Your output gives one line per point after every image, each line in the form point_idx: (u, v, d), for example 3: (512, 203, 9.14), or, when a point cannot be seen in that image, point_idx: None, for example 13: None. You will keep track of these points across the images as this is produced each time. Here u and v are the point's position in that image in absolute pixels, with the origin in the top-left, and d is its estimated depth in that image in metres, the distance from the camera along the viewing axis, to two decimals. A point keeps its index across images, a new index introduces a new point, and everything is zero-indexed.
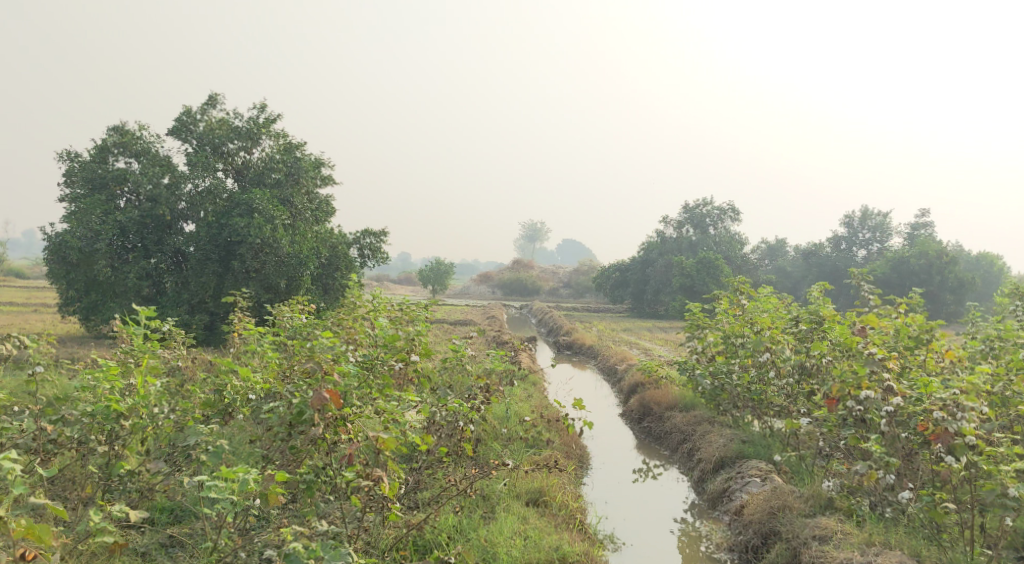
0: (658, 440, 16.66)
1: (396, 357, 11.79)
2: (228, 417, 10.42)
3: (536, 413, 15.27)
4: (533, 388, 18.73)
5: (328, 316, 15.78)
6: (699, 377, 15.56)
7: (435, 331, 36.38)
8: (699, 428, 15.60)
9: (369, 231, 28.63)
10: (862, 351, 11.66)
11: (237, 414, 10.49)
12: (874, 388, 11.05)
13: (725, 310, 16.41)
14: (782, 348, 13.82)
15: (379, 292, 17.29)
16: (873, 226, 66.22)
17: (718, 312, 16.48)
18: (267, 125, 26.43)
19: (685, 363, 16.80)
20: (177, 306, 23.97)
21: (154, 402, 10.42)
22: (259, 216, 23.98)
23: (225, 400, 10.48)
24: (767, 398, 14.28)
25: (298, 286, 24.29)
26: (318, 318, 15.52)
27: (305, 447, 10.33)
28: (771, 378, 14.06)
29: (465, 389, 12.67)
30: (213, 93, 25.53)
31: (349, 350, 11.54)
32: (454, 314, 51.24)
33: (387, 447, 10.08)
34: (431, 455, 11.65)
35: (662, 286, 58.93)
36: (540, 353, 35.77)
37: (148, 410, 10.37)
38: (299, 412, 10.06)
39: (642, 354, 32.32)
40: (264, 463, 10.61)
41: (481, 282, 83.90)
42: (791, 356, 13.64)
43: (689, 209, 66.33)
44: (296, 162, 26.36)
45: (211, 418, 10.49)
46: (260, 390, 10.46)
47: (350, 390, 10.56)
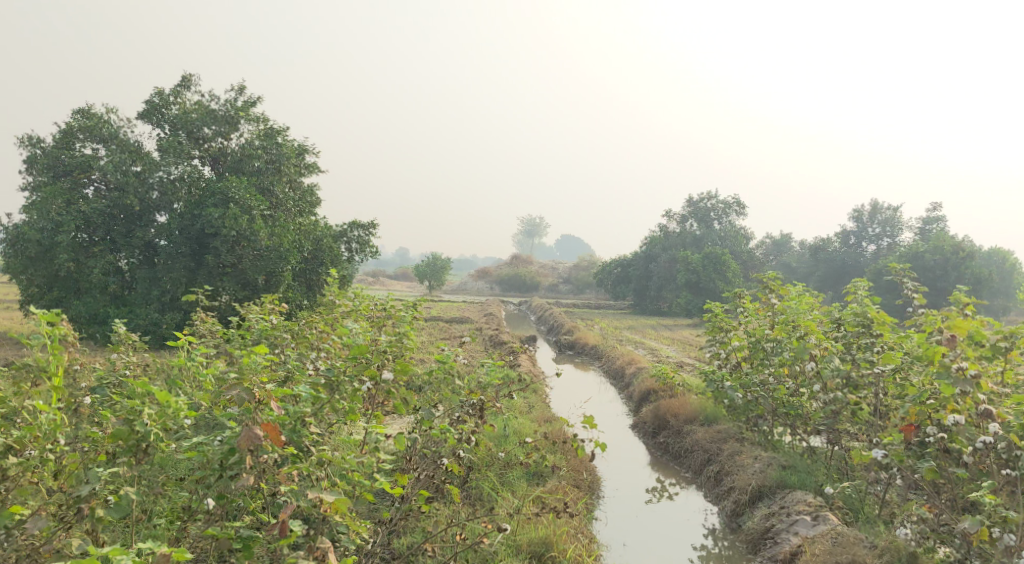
0: (677, 458, 14.69)
1: (364, 376, 9.74)
2: (139, 456, 9.00)
3: (538, 433, 13.33)
4: (534, 399, 16.78)
5: (300, 320, 13.81)
6: (727, 390, 13.26)
7: (429, 330, 34.41)
8: (727, 447, 13.64)
9: (356, 223, 26.67)
10: (949, 366, 9.55)
11: (151, 452, 9.04)
12: (963, 412, 9.43)
13: (754, 310, 14.44)
14: (830, 356, 11.85)
15: (362, 293, 15.32)
16: (882, 221, 64.19)
17: (745, 313, 14.51)
18: (245, 109, 24.39)
19: (708, 373, 14.62)
20: (147, 304, 22.11)
21: (49, 437, 9.17)
22: (235, 207, 22.02)
23: (136, 433, 8.91)
24: (805, 413, 12.49)
25: (277, 282, 22.32)
26: (288, 321, 13.55)
27: (235, 495, 8.90)
28: (814, 392, 12.13)
29: (453, 409, 10.76)
30: (187, 73, 23.48)
31: (310, 364, 9.85)
32: (451, 311, 49.18)
33: (337, 510, 8.61)
34: (406, 499, 9.91)
35: (666, 282, 57.01)
36: (540, 353, 33.82)
37: (41, 448, 9.11)
38: (228, 451, 8.68)
39: (649, 355, 30.33)
40: (188, 514, 9.29)
41: (479, 278, 81.91)
42: (837, 365, 11.77)
43: (693, 203, 64.31)
44: (277, 148, 24.31)
45: (120, 456, 9.04)
46: (184, 418, 9.07)
47: (295, 423, 9.03)
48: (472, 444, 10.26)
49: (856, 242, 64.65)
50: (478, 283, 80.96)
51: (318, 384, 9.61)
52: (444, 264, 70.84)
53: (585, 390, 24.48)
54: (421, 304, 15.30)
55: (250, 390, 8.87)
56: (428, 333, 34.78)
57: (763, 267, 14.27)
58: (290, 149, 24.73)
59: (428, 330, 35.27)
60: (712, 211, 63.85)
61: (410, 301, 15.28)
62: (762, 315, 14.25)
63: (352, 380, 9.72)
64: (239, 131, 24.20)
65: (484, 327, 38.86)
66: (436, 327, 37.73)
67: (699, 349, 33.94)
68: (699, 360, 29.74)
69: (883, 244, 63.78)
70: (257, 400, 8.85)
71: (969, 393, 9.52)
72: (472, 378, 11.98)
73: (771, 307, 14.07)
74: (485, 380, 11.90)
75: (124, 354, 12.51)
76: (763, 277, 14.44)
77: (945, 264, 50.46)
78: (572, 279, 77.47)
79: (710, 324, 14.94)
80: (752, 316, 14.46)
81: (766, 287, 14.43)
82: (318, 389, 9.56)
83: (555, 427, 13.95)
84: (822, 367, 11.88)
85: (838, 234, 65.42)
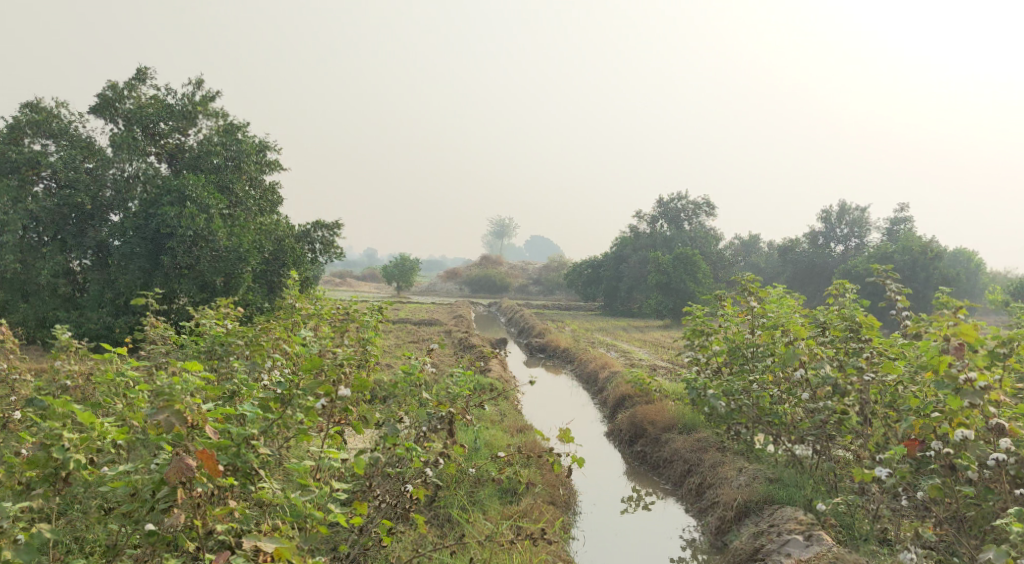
0: (655, 469, 14.03)
1: (318, 393, 9.12)
2: (57, 484, 8.89)
3: (511, 445, 12.59)
4: (505, 407, 16.05)
5: (257, 325, 13.00)
6: (710, 399, 12.43)
7: (396, 334, 33.57)
8: (709, 458, 12.99)
9: (321, 223, 25.81)
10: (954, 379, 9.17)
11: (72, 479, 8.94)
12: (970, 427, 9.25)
13: (736, 314, 13.85)
14: (820, 363, 11.28)
15: (323, 297, 14.52)
16: (851, 221, 64.20)
17: (727, 317, 13.92)
18: (204, 103, 23.46)
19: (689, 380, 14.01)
20: (100, 307, 21.12)
21: None
22: (192, 206, 21.14)
23: (55, 459, 8.83)
24: (792, 422, 11.86)
25: (237, 284, 21.41)
26: (243, 327, 12.73)
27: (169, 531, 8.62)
28: (802, 400, 11.54)
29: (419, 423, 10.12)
30: (142, 66, 22.51)
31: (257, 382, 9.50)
32: (419, 314, 48.29)
33: (280, 555, 8.40)
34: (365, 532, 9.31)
35: (636, 283, 56.57)
36: (510, 357, 33.11)
37: None
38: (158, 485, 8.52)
39: (621, 358, 29.73)
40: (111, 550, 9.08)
41: (448, 279, 81.04)
42: (828, 373, 11.20)
43: (663, 204, 63.95)
44: (237, 145, 23.42)
45: (37, 483, 8.89)
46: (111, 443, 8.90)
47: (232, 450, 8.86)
48: (440, 461, 9.55)
49: (825, 242, 64.60)
50: (446, 284, 80.11)
51: (261, 404, 9.20)
52: (412, 265, 69.94)
53: (556, 396, 23.80)
54: (386, 309, 14.54)
55: (183, 415, 8.62)
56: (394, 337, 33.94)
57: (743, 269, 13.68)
58: (250, 147, 23.83)
59: (394, 333, 34.43)
60: (682, 212, 63.52)
61: (375, 306, 14.50)
62: (743, 319, 13.66)
63: (303, 397, 9.22)
64: (198, 127, 23.25)
65: (452, 329, 38.08)
66: (403, 330, 36.90)
67: (671, 352, 33.40)
68: (672, 364, 29.17)
69: (851, 244, 63.78)
70: (192, 427, 8.66)
71: (977, 405, 9.09)
72: (441, 389, 11.25)
73: (753, 310, 13.47)
74: (454, 391, 11.18)
75: (65, 363, 11.62)
76: (743, 279, 13.85)
77: (914, 265, 50.38)
78: (541, 280, 76.83)
79: (689, 329, 14.31)
80: (732, 320, 13.86)
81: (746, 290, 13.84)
82: (263, 408, 9.16)
83: (528, 438, 13.23)
84: (811, 374, 11.30)
85: (807, 235, 65.34)
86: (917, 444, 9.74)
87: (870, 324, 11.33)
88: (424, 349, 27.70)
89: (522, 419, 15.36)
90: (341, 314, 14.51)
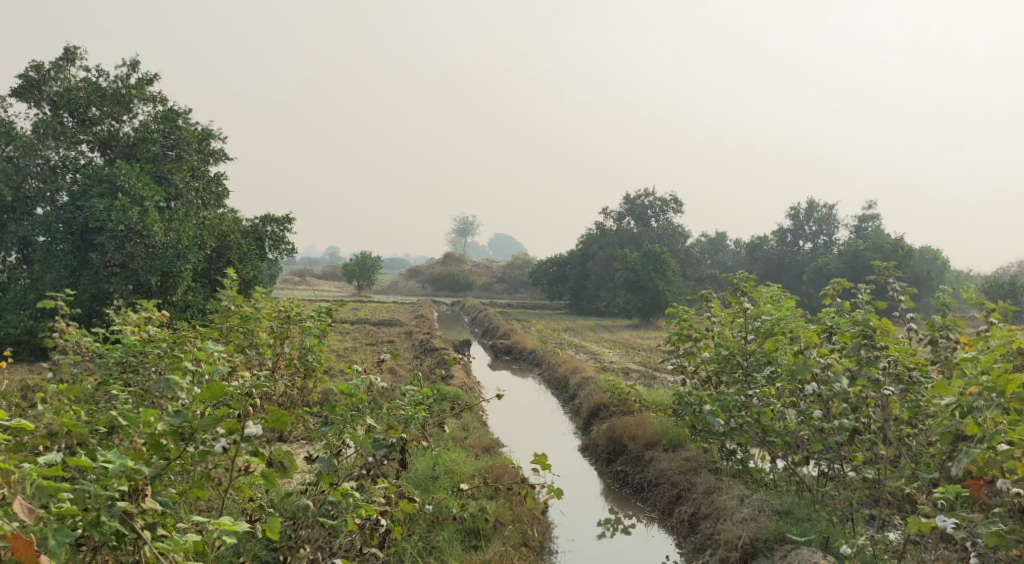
0: (639, 492, 12.45)
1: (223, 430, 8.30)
2: None
3: (477, 470, 10.99)
4: (470, 422, 14.45)
5: (181, 333, 11.30)
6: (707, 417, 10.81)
7: (354, 337, 31.81)
8: (702, 482, 11.41)
9: (270, 218, 24.00)
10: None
11: None
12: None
13: (728, 320, 12.51)
14: (835, 376, 9.93)
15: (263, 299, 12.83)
16: (819, 219, 63.24)
17: (718, 322, 12.56)
18: (140, 86, 21.57)
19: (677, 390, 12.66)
20: (21, 309, 19.22)
21: None
22: (125, 197, 19.36)
23: None
24: (803, 444, 10.39)
25: (175, 283, 19.59)
26: (165, 335, 11.04)
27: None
28: (815, 419, 10.09)
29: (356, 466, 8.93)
30: (70, 45, 20.60)
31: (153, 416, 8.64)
32: (380, 314, 46.43)
33: None
34: None
35: (603, 282, 55.22)
36: (474, 359, 31.50)
37: None
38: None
39: (591, 360, 28.15)
40: None
41: (411, 277, 79.20)
42: (845, 389, 9.86)
43: (630, 200, 62.66)
44: (177, 131, 21.58)
45: None
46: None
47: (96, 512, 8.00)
48: (383, 521, 8.36)
49: (793, 239, 63.52)
50: (409, 282, 78.26)
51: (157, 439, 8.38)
52: (374, 263, 68.03)
53: (523, 403, 22.20)
54: (336, 313, 12.91)
55: (32, 473, 7.85)
56: (352, 338, 32.20)
57: (737, 268, 12.34)
58: (192, 135, 22.05)
59: (352, 335, 32.63)
60: (650, 208, 62.23)
61: (321, 310, 12.85)
62: (735, 324, 12.35)
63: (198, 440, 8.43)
64: (134, 114, 21.41)
65: (414, 330, 36.37)
66: (361, 331, 35.11)
67: (643, 354, 31.91)
68: (645, 367, 27.69)
69: (820, 242, 62.75)
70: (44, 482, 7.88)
71: None
72: (390, 411, 9.71)
73: (746, 313, 12.14)
74: (408, 413, 9.61)
75: None
76: (736, 278, 12.50)
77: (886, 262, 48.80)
78: (506, 278, 75.27)
79: (673, 333, 12.96)
80: (721, 324, 12.54)
81: (738, 290, 12.52)
82: (155, 446, 8.35)
83: (496, 461, 11.65)
84: (825, 389, 9.96)
85: (775, 232, 64.31)
86: (985, 483, 8.44)
87: (883, 329, 10.12)
88: (383, 353, 26.00)
89: (489, 435, 13.78)
90: (284, 319, 12.82)
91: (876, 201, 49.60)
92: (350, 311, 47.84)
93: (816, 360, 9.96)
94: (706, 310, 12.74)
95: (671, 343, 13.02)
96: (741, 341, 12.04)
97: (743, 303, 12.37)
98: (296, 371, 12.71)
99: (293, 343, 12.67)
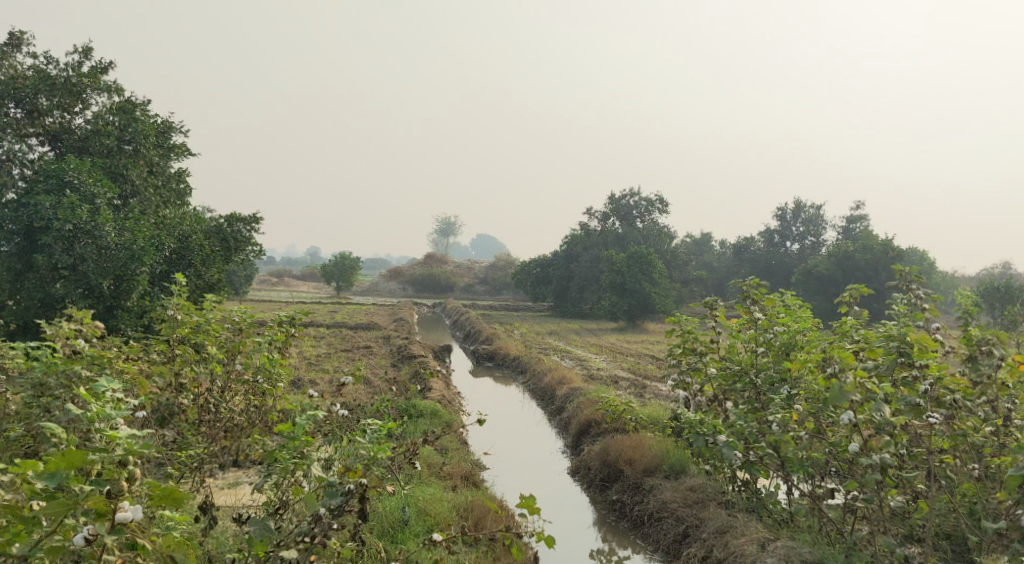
0: (639, 526, 11.12)
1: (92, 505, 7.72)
2: None
3: (452, 522, 9.59)
4: (449, 445, 13.08)
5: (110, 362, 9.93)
6: (723, 449, 9.40)
7: (329, 343, 30.35)
8: (713, 521, 10.07)
9: (237, 217, 22.50)
10: None
11: None
12: None
13: (740, 332, 11.21)
14: (876, 401, 8.39)
15: (212, 309, 11.43)
16: (806, 219, 61.90)
17: (731, 335, 11.24)
18: (94, 76, 20.04)
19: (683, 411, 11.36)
20: None
21: None
22: (74, 194, 17.81)
23: None
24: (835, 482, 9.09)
25: (129, 287, 18.00)
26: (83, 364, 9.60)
27: None
28: (851, 452, 8.75)
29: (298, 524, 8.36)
30: (17, 30, 19.03)
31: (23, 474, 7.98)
32: (358, 317, 44.89)
33: None
34: None
35: (587, 283, 53.97)
36: (454, 366, 30.11)
37: None
38: None
39: (577, 368, 26.81)
40: None
41: (391, 279, 77.62)
42: (888, 417, 8.32)
43: (615, 200, 61.40)
44: (134, 124, 20.06)
45: None
46: None
47: None
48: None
49: (780, 240, 62.20)
50: (389, 283, 76.73)
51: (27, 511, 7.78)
52: (352, 264, 66.41)
53: (506, 414, 20.80)
54: (297, 320, 11.60)
55: None
56: (326, 344, 30.69)
57: (748, 275, 11.08)
58: (150, 127, 20.56)
59: (326, 341, 31.15)
60: (635, 208, 60.98)
61: (279, 318, 11.54)
62: (745, 335, 11.13)
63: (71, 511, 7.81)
64: (88, 104, 19.85)
65: (392, 335, 34.94)
66: (336, 337, 33.59)
67: (631, 360, 30.60)
68: (633, 375, 26.38)
69: (807, 243, 61.46)
70: None
71: None
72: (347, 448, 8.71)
73: (759, 324, 10.93)
74: (370, 453, 8.60)
75: None
76: (746, 284, 11.28)
77: (876, 265, 46.89)
78: (488, 279, 73.91)
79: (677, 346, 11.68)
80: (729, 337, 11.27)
81: (747, 296, 11.30)
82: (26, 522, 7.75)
83: (475, 502, 10.27)
84: (866, 416, 8.39)
85: (761, 233, 63.00)
86: None
87: (922, 345, 8.89)
88: (358, 361, 24.55)
89: (468, 462, 12.39)
90: (234, 331, 11.37)
91: (862, 202, 50.94)
92: (327, 314, 46.29)
93: (856, 386, 8.41)
94: (711, 319, 11.51)
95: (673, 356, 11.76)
96: (754, 355, 10.84)
97: (753, 314, 11.14)
98: (251, 390, 11.33)
99: (246, 359, 11.27)
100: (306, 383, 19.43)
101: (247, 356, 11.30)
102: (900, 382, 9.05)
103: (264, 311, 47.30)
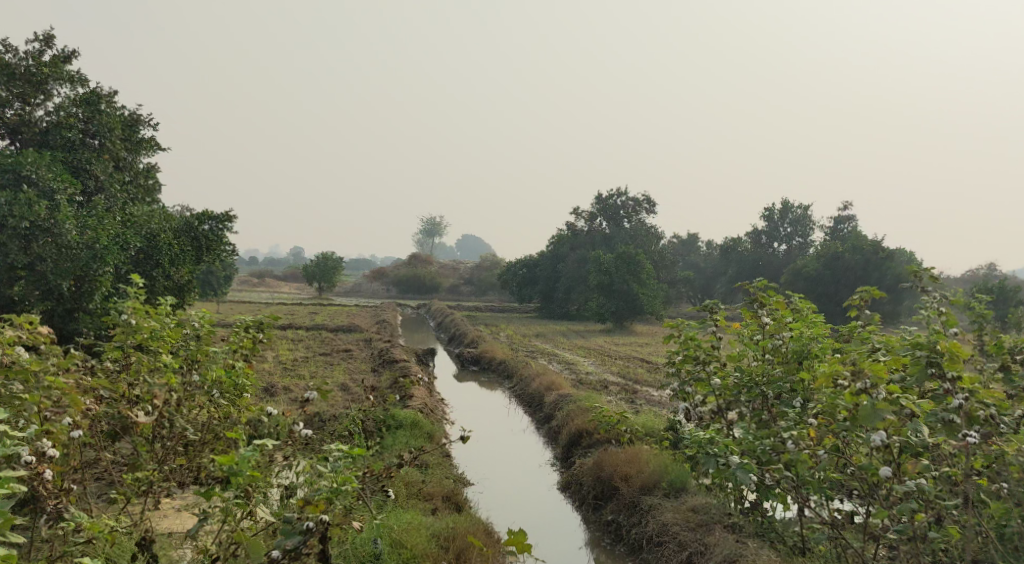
0: (638, 552, 10.25)
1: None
2: None
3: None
4: (430, 463, 12.17)
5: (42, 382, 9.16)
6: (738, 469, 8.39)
7: (307, 346, 29.36)
8: (720, 550, 9.17)
9: (207, 215, 21.67)
10: None
11: None
12: None
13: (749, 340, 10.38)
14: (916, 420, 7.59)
15: (168, 313, 10.59)
16: (793, 220, 60.74)
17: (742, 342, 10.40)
18: (56, 65, 18.98)
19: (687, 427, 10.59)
20: None
21: None
22: (32, 190, 16.77)
23: None
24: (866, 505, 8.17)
25: (91, 289, 16.98)
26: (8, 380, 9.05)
27: None
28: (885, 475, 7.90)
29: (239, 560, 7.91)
30: None
31: None
32: (339, 318, 43.90)
33: None
34: None
35: (574, 284, 53.17)
36: (438, 369, 29.16)
37: None
38: None
39: (565, 372, 25.91)
40: None
41: (374, 279, 76.50)
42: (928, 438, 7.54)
43: (602, 200, 60.49)
44: (98, 117, 19.06)
45: None
46: None
47: None
48: None
49: (768, 240, 61.17)
50: (373, 284, 75.68)
51: None
52: (335, 265, 65.29)
53: (491, 422, 19.82)
54: (265, 323, 10.88)
55: None
56: (306, 348, 29.67)
57: (752, 275, 10.59)
58: (116, 120, 19.55)
59: (305, 345, 30.18)
60: (622, 208, 60.15)
61: (244, 321, 10.79)
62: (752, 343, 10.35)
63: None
64: (50, 96, 18.80)
65: (374, 337, 33.96)
66: (317, 340, 32.56)
67: (620, 364, 29.71)
68: (623, 379, 25.51)
69: (795, 243, 60.42)
70: None
71: None
72: (308, 472, 8.09)
73: (769, 328, 10.18)
74: (335, 485, 7.88)
75: None
76: (752, 288, 10.72)
77: (866, 266, 46.09)
78: (473, 280, 73.00)
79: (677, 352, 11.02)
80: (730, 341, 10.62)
81: (754, 302, 10.69)
82: None
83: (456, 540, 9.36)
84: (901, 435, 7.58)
85: (750, 234, 61.99)
86: None
87: (953, 354, 7.97)
88: (337, 366, 23.56)
89: (451, 482, 11.50)
90: (193, 338, 10.44)
91: (852, 201, 51.13)
92: (308, 315, 45.25)
93: (888, 402, 7.73)
94: (715, 326, 10.69)
95: (672, 363, 11.01)
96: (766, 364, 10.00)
97: (760, 317, 10.50)
98: (213, 401, 10.42)
99: (204, 372, 10.29)
100: (282, 390, 18.46)
101: (208, 364, 10.31)
102: (928, 390, 8.24)
103: (243, 312, 46.22)
